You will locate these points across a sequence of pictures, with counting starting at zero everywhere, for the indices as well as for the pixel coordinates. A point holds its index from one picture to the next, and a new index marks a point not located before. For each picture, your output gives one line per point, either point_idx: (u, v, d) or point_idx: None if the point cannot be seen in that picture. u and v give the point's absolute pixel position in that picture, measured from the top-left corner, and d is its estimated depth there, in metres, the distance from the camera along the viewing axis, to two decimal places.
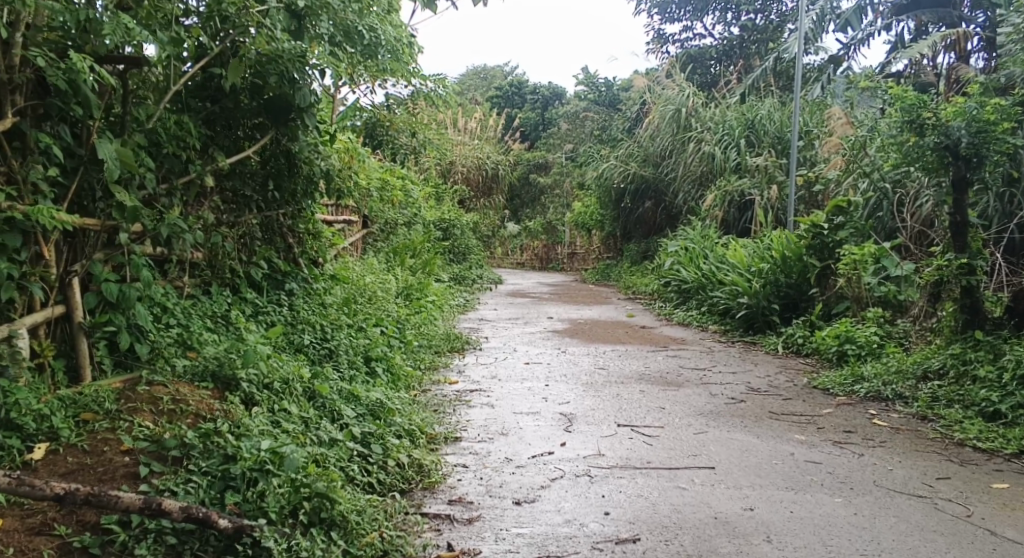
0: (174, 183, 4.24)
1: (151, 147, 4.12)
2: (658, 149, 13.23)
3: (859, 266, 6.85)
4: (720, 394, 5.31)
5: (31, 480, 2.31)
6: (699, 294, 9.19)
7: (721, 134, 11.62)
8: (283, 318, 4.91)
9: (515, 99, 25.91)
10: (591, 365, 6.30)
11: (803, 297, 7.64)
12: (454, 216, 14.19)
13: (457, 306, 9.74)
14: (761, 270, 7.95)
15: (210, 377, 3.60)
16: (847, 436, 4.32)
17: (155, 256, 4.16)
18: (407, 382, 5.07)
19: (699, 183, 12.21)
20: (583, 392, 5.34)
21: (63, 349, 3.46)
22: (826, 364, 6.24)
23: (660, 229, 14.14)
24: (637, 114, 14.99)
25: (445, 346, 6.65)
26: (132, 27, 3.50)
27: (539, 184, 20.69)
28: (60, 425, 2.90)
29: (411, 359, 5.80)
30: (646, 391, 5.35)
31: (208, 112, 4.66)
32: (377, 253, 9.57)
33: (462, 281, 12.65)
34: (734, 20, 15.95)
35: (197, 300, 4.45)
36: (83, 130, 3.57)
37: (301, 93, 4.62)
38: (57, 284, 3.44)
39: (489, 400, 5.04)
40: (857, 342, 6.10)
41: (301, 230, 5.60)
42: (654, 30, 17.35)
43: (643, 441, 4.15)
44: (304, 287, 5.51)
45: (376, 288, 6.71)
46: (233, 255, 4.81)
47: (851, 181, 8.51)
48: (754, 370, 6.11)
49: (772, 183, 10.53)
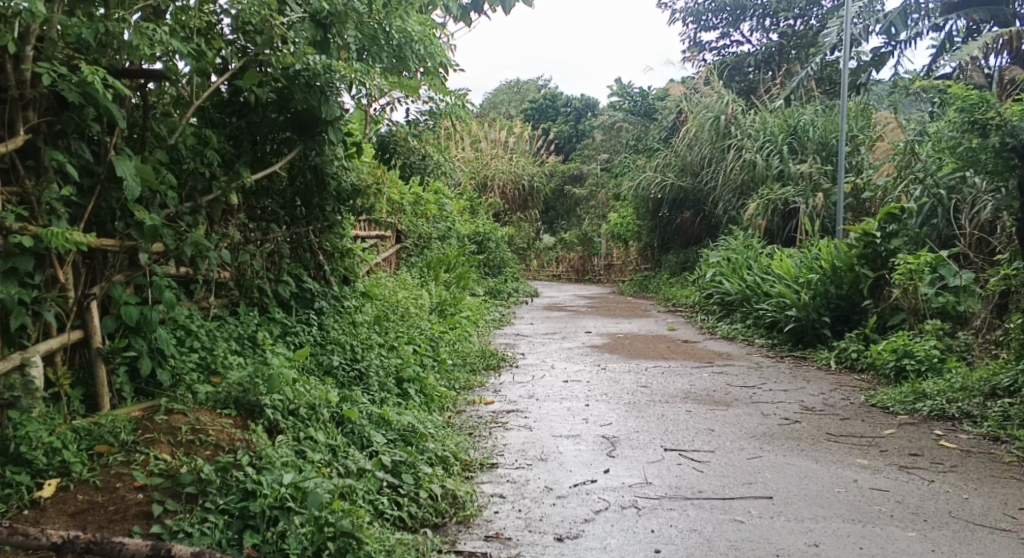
0: (199, 201, 4.07)
1: (173, 164, 3.95)
2: (696, 158, 12.93)
3: (915, 275, 6.51)
4: (772, 414, 5.02)
5: (24, 529, 2.15)
6: (743, 306, 8.87)
7: (763, 141, 11.31)
8: (312, 338, 4.71)
9: (549, 113, 25.77)
10: (633, 383, 6.03)
11: (856, 309, 7.29)
12: (488, 229, 13.98)
13: (493, 321, 9.52)
14: (810, 281, 7.63)
15: (233, 404, 3.42)
16: (913, 460, 4.00)
17: (180, 276, 4.00)
18: (440, 403, 4.87)
19: (739, 192, 11.86)
20: (625, 413, 5.08)
21: (80, 376, 3.30)
22: (883, 381, 5.91)
23: (699, 239, 13.84)
24: (674, 123, 14.71)
25: (480, 364, 6.43)
26: (150, 39, 3.33)
27: (573, 196, 20.47)
28: (71, 459, 2.75)
29: (445, 378, 5.60)
30: (692, 412, 5.08)
31: (233, 128, 4.49)
32: (411, 268, 9.38)
33: (497, 296, 12.42)
34: (772, 26, 15.62)
35: (224, 321, 4.28)
36: (102, 147, 3.42)
37: (327, 105, 4.37)
38: (75, 307, 3.28)
39: (526, 423, 4.81)
40: (916, 355, 5.76)
41: (331, 247, 5.43)
42: (689, 38, 17.07)
43: (693, 468, 3.88)
44: (334, 305, 5.33)
45: (409, 305, 6.51)
46: (261, 274, 4.65)
47: (902, 187, 8.12)
48: (807, 388, 5.80)
49: (818, 191, 10.19)
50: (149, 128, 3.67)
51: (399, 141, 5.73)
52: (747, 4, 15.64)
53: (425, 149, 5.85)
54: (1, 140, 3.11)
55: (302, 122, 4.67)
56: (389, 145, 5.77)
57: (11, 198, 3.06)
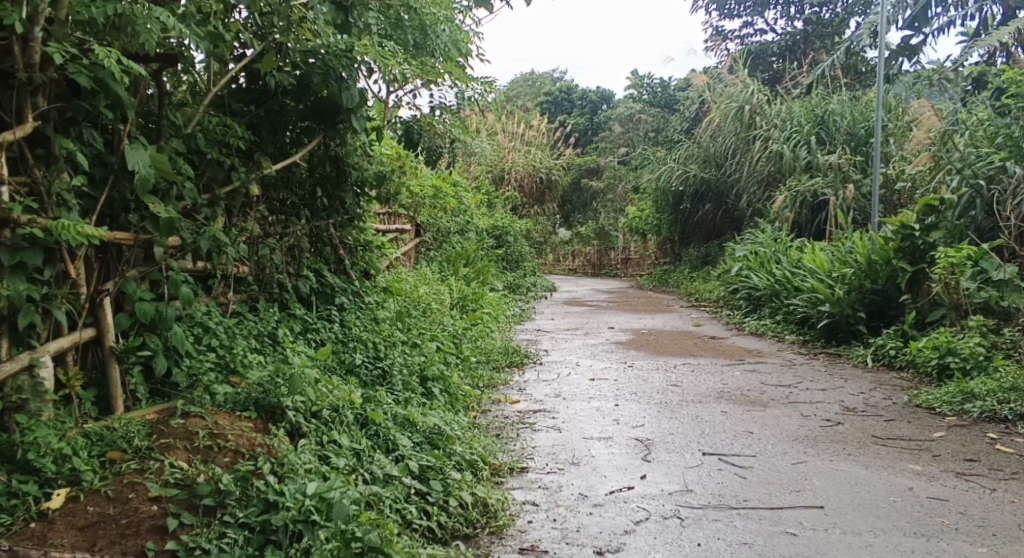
0: (217, 192, 3.87)
1: (190, 154, 3.75)
2: (720, 149, 12.65)
3: (956, 269, 6.24)
4: (812, 416, 4.80)
5: None
6: (772, 301, 8.63)
7: (789, 132, 11.03)
8: (334, 336, 4.52)
9: (565, 105, 25.56)
10: (663, 381, 5.81)
11: (892, 303, 7.05)
12: (506, 223, 13.77)
13: (513, 316, 9.31)
14: (844, 275, 7.39)
15: (253, 406, 3.23)
16: (970, 466, 3.77)
17: (197, 271, 3.81)
18: (465, 403, 4.69)
19: (764, 185, 11.55)
20: (658, 413, 4.87)
21: (93, 376, 3.13)
22: (925, 380, 5.68)
23: (720, 232, 13.58)
24: (695, 114, 14.44)
25: (503, 361, 6.23)
26: (166, 21, 3.13)
27: (590, 189, 20.22)
28: (82, 467, 2.59)
29: (468, 377, 5.40)
30: (728, 413, 4.87)
31: (252, 117, 4.29)
32: (431, 262, 9.17)
33: (516, 290, 12.23)
34: (797, 14, 15.27)
35: (243, 318, 4.10)
36: (114, 136, 3.22)
37: (347, 92, 4.07)
38: (87, 304, 3.10)
39: (555, 423, 4.61)
40: (960, 353, 5.50)
41: (352, 241, 5.23)
42: (711, 27, 16.78)
43: (736, 474, 3.67)
44: (356, 301, 5.14)
45: (430, 300, 6.31)
46: (282, 268, 4.46)
47: (939, 178, 7.83)
48: (846, 388, 5.56)
49: (847, 182, 9.93)
50: (165, 115, 3.48)
51: (424, 125, 5.47)
52: None
53: (453, 133, 5.60)
54: (8, 127, 2.93)
55: (322, 109, 4.39)
56: (414, 131, 5.50)
57: (19, 188, 2.88)
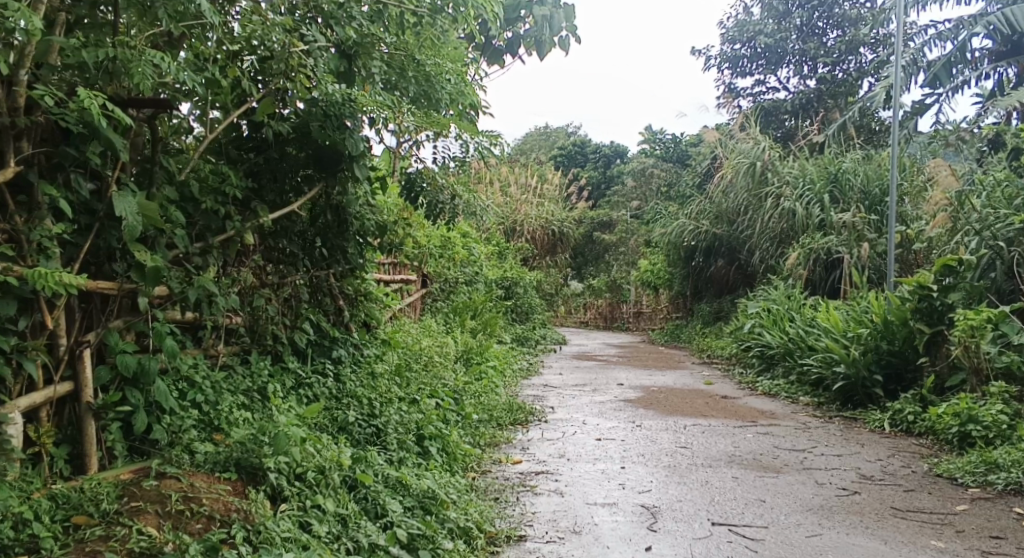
0: (210, 241, 3.74)
1: (183, 201, 3.64)
2: (732, 205, 12.53)
3: (976, 333, 6.02)
4: (828, 484, 4.58)
5: None
6: (786, 361, 8.42)
7: (802, 189, 10.91)
8: (328, 391, 4.35)
9: (578, 159, 25.67)
10: (672, 443, 5.59)
11: (909, 366, 6.83)
12: (516, 275, 13.63)
13: (520, 370, 9.11)
14: (860, 336, 7.20)
15: (234, 467, 3.07)
16: (997, 545, 3.54)
17: (186, 322, 3.67)
18: (463, 464, 4.49)
19: (777, 241, 11.39)
20: (666, 478, 4.65)
21: (68, 433, 2.97)
22: (946, 448, 5.44)
23: (733, 288, 13.40)
24: (708, 170, 14.37)
25: (507, 418, 6.02)
26: (159, 65, 3.03)
27: (602, 242, 20.12)
28: (41, 534, 2.43)
29: (469, 434, 5.20)
30: (740, 479, 4.65)
31: (252, 165, 4.19)
32: (437, 314, 9.01)
33: (524, 343, 12.04)
34: (810, 73, 15.29)
35: (234, 371, 3.94)
36: (103, 183, 3.11)
37: (353, 139, 4.02)
38: (65, 357, 2.96)
39: (557, 487, 4.40)
40: (982, 421, 5.26)
41: (352, 292, 5.09)
42: (724, 84, 16.83)
43: (746, 547, 3.45)
44: (353, 354, 4.97)
45: (433, 353, 6.13)
46: (277, 319, 4.31)
47: (957, 238, 7.65)
48: (863, 454, 5.33)
49: (862, 241, 9.77)
50: (158, 162, 3.37)
51: (426, 178, 5.28)
52: (786, 51, 15.19)
53: (454, 188, 5.39)
54: None
55: (323, 156, 4.31)
56: (415, 183, 5.30)
57: None
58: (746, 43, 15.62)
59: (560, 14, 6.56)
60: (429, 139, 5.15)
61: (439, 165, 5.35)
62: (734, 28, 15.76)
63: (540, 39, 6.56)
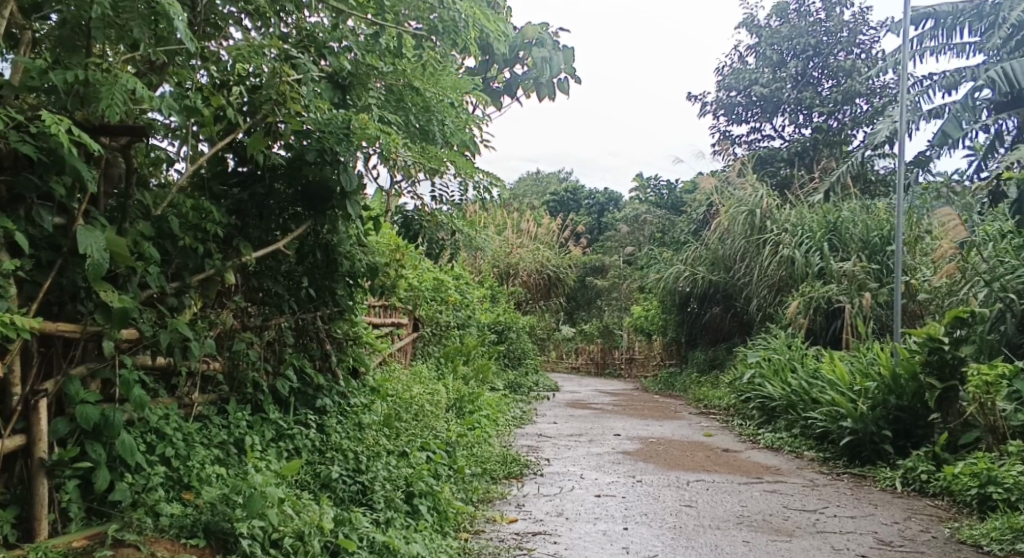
0: (187, 280, 3.47)
1: (159, 239, 3.39)
2: (728, 253, 12.35)
3: (991, 388, 5.75)
4: (846, 551, 4.27)
5: None
6: (788, 413, 8.15)
7: (801, 237, 10.73)
8: (311, 444, 4.06)
9: (571, 205, 25.64)
10: (675, 502, 5.27)
11: (919, 422, 6.57)
12: (509, 319, 13.34)
13: (513, 419, 8.79)
14: (867, 389, 6.94)
15: (201, 532, 2.82)
16: None
17: (159, 368, 3.40)
18: (455, 524, 4.19)
19: (775, 289, 11.17)
20: (672, 541, 4.35)
21: (16, 492, 2.68)
22: (965, 511, 5.16)
23: (729, 336, 13.17)
24: (704, 216, 14.17)
25: (500, 472, 5.70)
26: (134, 89, 2.79)
27: (596, 287, 19.89)
28: None
29: (461, 490, 4.89)
30: (751, 543, 4.36)
31: (236, 201, 3.95)
32: (428, 359, 8.71)
33: (517, 390, 11.74)
34: (805, 121, 15.21)
35: (209, 422, 3.65)
36: (68, 216, 2.85)
37: (347, 174, 3.78)
38: (18, 407, 2.68)
39: (555, 550, 4.09)
40: (1003, 483, 4.98)
41: (340, 335, 4.81)
42: (719, 131, 16.78)
43: None
44: (339, 403, 4.66)
45: (424, 401, 5.83)
46: (258, 365, 4.02)
47: (967, 289, 7.42)
48: (878, 517, 5.05)
49: (863, 290, 9.58)
50: (132, 194, 3.13)
51: (424, 215, 5.04)
52: (782, 99, 15.14)
53: (454, 224, 5.15)
54: None
55: (313, 194, 4.03)
56: (412, 223, 5.06)
57: None
58: (742, 90, 15.57)
59: (558, 56, 6.44)
60: (426, 180, 4.90)
61: (437, 207, 5.05)
62: (730, 76, 15.78)
63: (539, 81, 6.40)
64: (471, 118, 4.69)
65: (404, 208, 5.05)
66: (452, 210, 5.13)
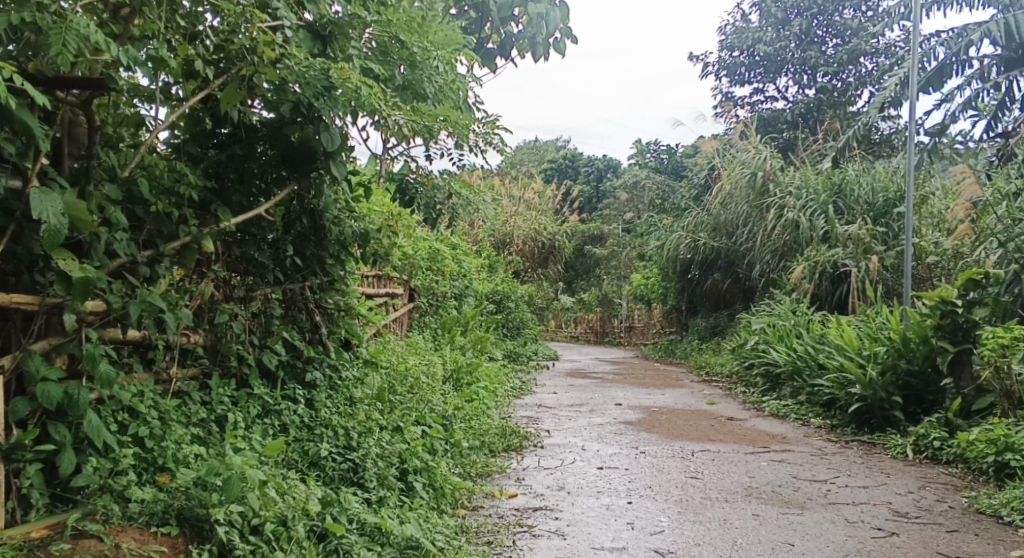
0: (161, 248, 3.24)
1: (128, 203, 3.15)
2: (730, 217, 12.11)
3: (1007, 351, 5.53)
4: (861, 523, 4.09)
5: None
6: (795, 380, 7.96)
7: (805, 200, 10.47)
8: (298, 420, 3.86)
9: (569, 172, 25.36)
10: (682, 473, 5.08)
11: (930, 388, 6.39)
12: (507, 289, 13.11)
13: (513, 389, 8.62)
14: (878, 354, 6.74)
15: (175, 519, 2.63)
16: None
17: (132, 342, 3.18)
18: (452, 501, 4.00)
19: (779, 254, 10.94)
20: (679, 515, 4.16)
21: None
22: (980, 479, 4.98)
23: (730, 303, 12.98)
24: (704, 181, 13.89)
25: (499, 445, 5.51)
26: (88, 35, 2.54)
27: (594, 256, 19.67)
28: None
29: (458, 465, 4.70)
30: (761, 516, 4.17)
31: (214, 163, 3.70)
32: (424, 330, 8.51)
33: (516, 360, 11.56)
34: (810, 82, 14.90)
35: (189, 398, 3.45)
36: (19, 177, 2.61)
37: (326, 133, 3.46)
38: None
39: (558, 527, 3.90)
40: (1020, 450, 4.79)
41: (331, 305, 4.59)
42: (721, 93, 16.45)
43: None
44: (330, 376, 4.45)
45: (419, 373, 5.63)
46: (242, 338, 3.80)
47: (981, 248, 7.18)
48: (891, 486, 4.87)
49: (869, 254, 9.37)
50: (94, 154, 2.89)
51: (420, 178, 4.76)
52: (786, 59, 14.81)
53: (451, 187, 4.88)
54: None
55: (295, 156, 3.78)
56: (408, 187, 4.78)
57: None
58: (745, 51, 15.22)
59: (556, 12, 6.03)
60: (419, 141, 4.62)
61: (433, 168, 4.78)
62: (732, 36, 15.40)
63: (535, 40, 6.11)
64: (464, 77, 4.43)
65: (396, 171, 4.78)
66: (450, 174, 4.86)
